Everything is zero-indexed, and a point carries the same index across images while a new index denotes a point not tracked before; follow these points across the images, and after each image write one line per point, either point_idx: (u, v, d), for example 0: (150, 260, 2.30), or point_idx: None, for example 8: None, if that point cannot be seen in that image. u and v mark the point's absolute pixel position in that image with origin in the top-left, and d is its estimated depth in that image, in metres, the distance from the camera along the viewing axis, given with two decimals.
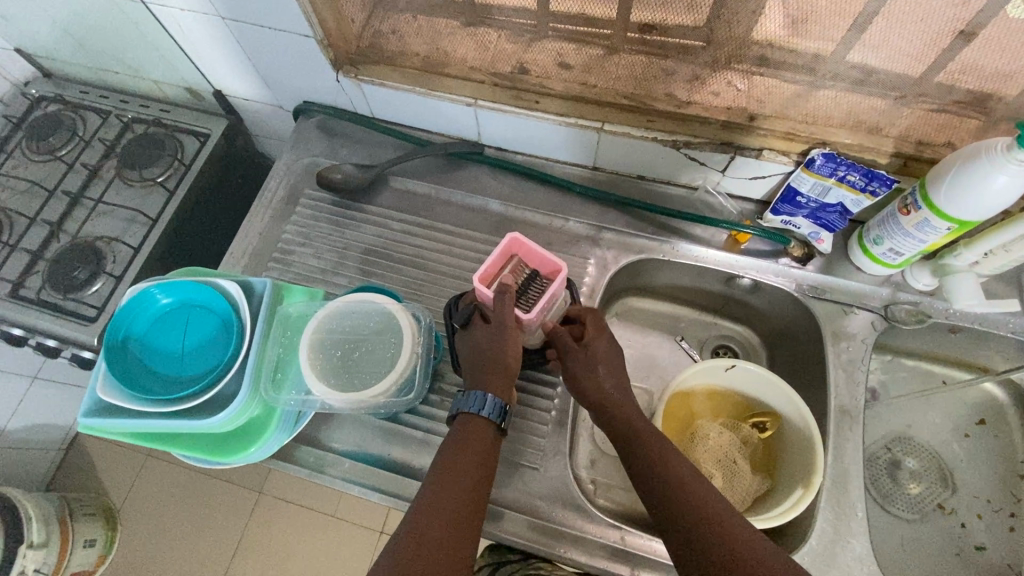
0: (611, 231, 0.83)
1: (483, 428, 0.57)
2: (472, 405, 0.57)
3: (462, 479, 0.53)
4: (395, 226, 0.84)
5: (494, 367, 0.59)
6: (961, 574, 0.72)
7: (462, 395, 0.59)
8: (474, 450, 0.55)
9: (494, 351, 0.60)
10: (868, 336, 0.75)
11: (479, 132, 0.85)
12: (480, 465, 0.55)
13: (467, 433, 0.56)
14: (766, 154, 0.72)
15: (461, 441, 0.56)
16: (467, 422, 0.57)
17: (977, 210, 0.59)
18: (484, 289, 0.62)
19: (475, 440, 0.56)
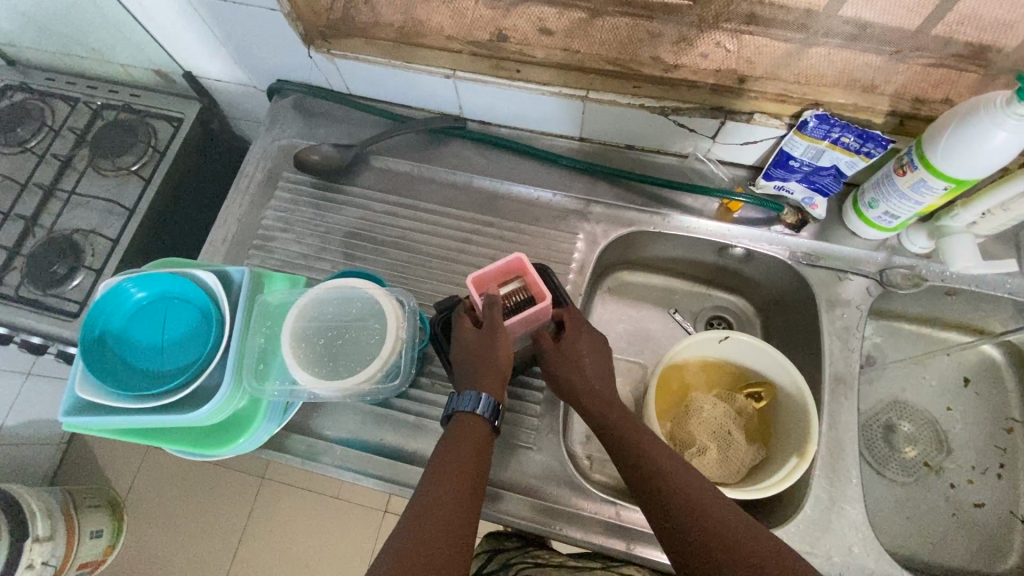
0: (600, 205, 0.80)
1: (478, 425, 0.56)
2: (467, 404, 0.56)
3: (461, 472, 0.52)
4: (378, 207, 0.81)
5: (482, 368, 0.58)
6: (954, 534, 0.73)
7: (457, 396, 0.57)
8: (471, 444, 0.55)
9: (482, 356, 0.58)
10: (863, 302, 0.73)
11: (459, 106, 0.82)
12: (477, 459, 0.54)
13: (461, 431, 0.56)
14: (757, 117, 0.69)
15: (455, 439, 0.55)
16: (460, 422, 0.56)
17: (975, 168, 0.57)
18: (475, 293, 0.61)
19: (471, 435, 0.55)
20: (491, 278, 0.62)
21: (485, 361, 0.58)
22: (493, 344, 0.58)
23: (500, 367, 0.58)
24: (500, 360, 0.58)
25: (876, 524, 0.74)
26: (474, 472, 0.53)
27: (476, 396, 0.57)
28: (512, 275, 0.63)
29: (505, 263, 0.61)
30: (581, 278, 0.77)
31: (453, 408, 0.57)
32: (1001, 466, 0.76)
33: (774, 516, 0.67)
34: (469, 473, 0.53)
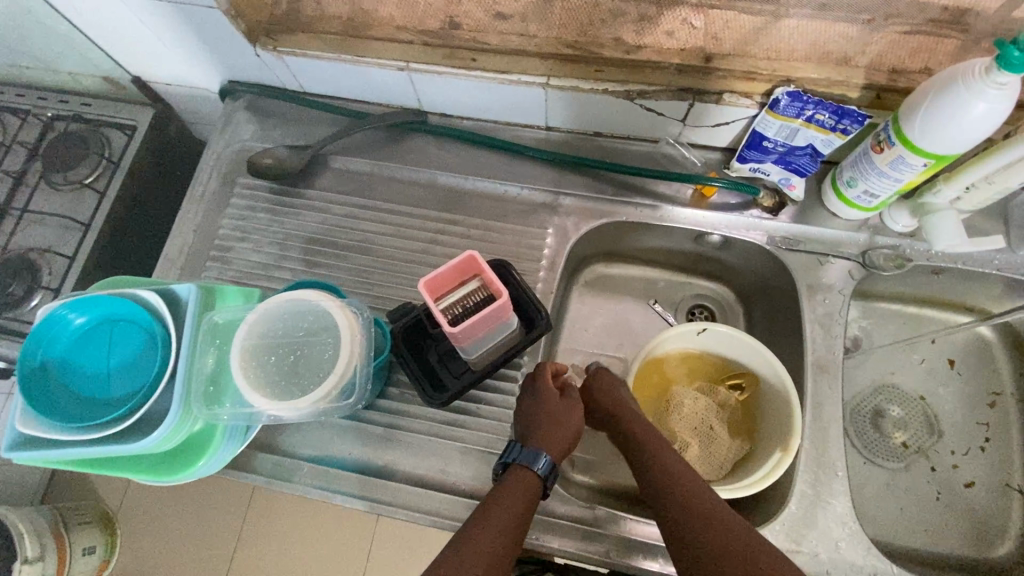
0: (570, 197, 0.77)
1: (529, 480, 0.58)
2: (532, 459, 0.59)
3: (504, 524, 0.53)
4: (338, 210, 0.78)
5: (548, 431, 0.61)
6: (944, 520, 0.71)
7: (521, 448, 0.60)
8: (521, 498, 0.56)
9: (548, 416, 0.62)
10: (845, 286, 0.70)
11: (418, 99, 0.78)
12: (521, 515, 0.55)
13: (515, 481, 0.58)
14: (727, 97, 0.65)
15: (507, 488, 0.57)
16: (516, 472, 0.58)
17: (955, 144, 0.54)
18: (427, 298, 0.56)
19: (523, 490, 0.57)
20: (442, 283, 0.58)
21: (559, 418, 0.62)
22: (574, 409, 0.64)
23: (569, 429, 0.62)
24: (572, 418, 0.63)
25: (865, 513, 0.72)
26: (513, 530, 0.53)
27: (537, 451, 0.59)
28: (467, 278, 0.59)
29: (455, 266, 0.58)
30: (552, 275, 0.74)
31: (512, 459, 0.59)
32: (987, 440, 0.74)
33: (759, 513, 0.65)
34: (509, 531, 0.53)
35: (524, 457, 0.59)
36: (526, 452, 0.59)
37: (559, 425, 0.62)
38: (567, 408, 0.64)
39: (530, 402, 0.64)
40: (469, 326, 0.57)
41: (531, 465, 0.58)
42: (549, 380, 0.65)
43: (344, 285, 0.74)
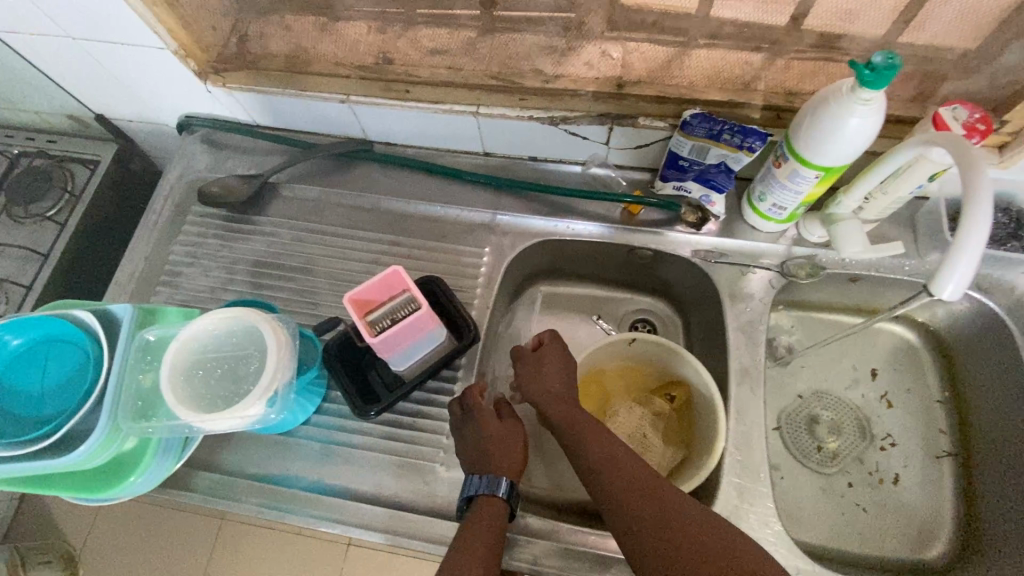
0: (506, 216, 0.80)
1: (494, 507, 0.60)
2: (488, 488, 0.60)
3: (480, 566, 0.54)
4: (285, 234, 0.81)
5: (500, 458, 0.63)
6: (872, 526, 0.72)
7: (480, 479, 0.61)
8: (491, 528, 0.58)
9: (500, 446, 0.64)
10: (766, 296, 0.74)
11: (363, 129, 0.83)
12: (494, 542, 0.57)
13: (481, 513, 0.59)
14: (642, 120, 0.70)
15: (474, 523, 0.58)
16: (479, 505, 0.60)
17: (837, 156, 0.58)
18: (351, 313, 0.58)
19: (490, 518, 0.59)
20: (369, 298, 0.60)
21: (500, 442, 0.64)
22: (517, 428, 0.66)
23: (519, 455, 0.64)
24: (514, 434, 0.66)
25: (788, 520, 0.73)
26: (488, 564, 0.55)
27: (498, 477, 0.61)
28: (396, 292, 0.61)
29: (381, 280, 0.60)
30: (489, 291, 0.77)
31: (472, 493, 0.61)
32: (891, 442, 0.77)
33: None
34: (484, 566, 0.55)
35: (486, 486, 0.61)
36: (487, 480, 0.61)
37: (505, 447, 0.64)
38: (511, 431, 0.66)
39: (473, 432, 0.65)
40: (388, 336, 0.59)
41: (495, 493, 0.60)
42: (483, 405, 0.66)
43: (288, 305, 0.76)
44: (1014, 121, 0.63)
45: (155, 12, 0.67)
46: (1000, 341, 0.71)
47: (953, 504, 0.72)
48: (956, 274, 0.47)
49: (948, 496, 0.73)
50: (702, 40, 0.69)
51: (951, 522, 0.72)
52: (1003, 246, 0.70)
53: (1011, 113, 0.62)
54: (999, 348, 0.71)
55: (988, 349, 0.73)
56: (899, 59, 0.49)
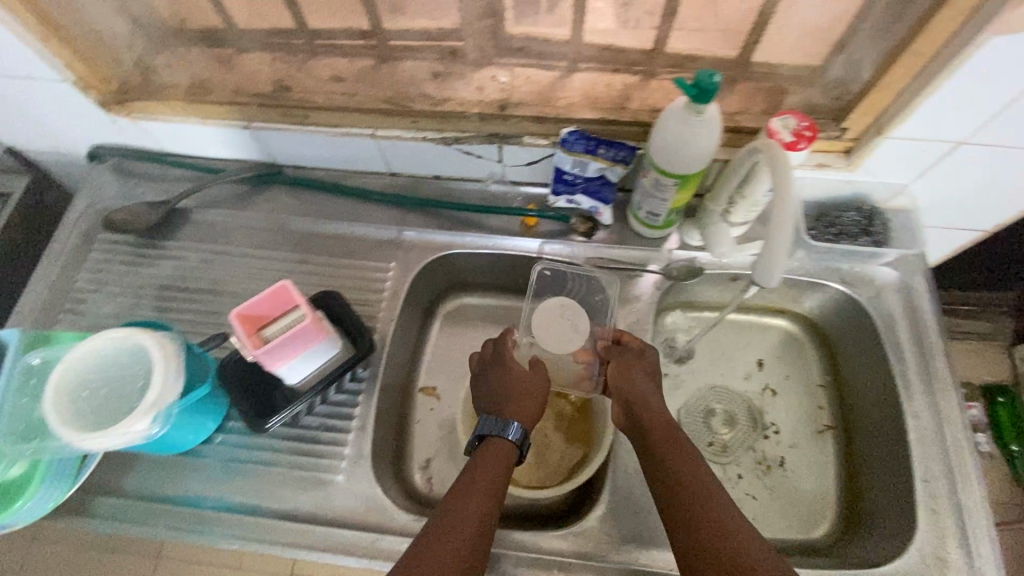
0: (411, 232, 0.84)
1: (504, 447, 0.64)
2: (497, 429, 0.65)
3: (481, 504, 0.58)
4: (193, 258, 0.83)
5: (518, 405, 0.68)
6: (761, 512, 0.77)
7: (494, 421, 0.66)
8: (498, 466, 0.62)
9: (518, 394, 0.68)
10: (653, 297, 0.80)
11: (270, 153, 0.86)
12: (500, 479, 0.61)
13: (492, 451, 0.63)
14: (528, 138, 0.75)
15: (483, 458, 0.63)
16: (489, 443, 0.64)
17: (685, 165, 0.63)
18: (235, 326, 0.59)
19: (498, 455, 0.63)
20: (256, 311, 0.61)
21: (526, 387, 0.69)
22: (540, 383, 0.70)
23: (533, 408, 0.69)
24: (540, 388, 0.70)
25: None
26: (489, 502, 0.58)
27: (508, 421, 0.65)
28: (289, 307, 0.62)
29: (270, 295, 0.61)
30: (394, 304, 0.79)
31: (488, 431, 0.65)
32: (775, 431, 0.82)
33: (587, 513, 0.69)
34: (487, 503, 0.58)
35: (497, 428, 0.65)
36: (498, 423, 0.65)
37: (523, 400, 0.68)
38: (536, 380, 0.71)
39: (496, 372, 0.71)
40: (270, 348, 0.60)
41: (505, 435, 0.64)
42: (511, 359, 0.72)
43: (195, 326, 0.78)
44: (853, 128, 0.69)
45: (51, 46, 0.70)
46: (866, 328, 0.77)
47: (835, 483, 0.78)
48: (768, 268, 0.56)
49: (830, 476, 0.78)
50: (582, 64, 0.76)
51: (833, 499, 0.77)
52: (856, 240, 0.76)
53: (849, 120, 0.69)
54: (865, 335, 0.77)
55: (858, 337, 0.79)
56: (718, 78, 0.54)
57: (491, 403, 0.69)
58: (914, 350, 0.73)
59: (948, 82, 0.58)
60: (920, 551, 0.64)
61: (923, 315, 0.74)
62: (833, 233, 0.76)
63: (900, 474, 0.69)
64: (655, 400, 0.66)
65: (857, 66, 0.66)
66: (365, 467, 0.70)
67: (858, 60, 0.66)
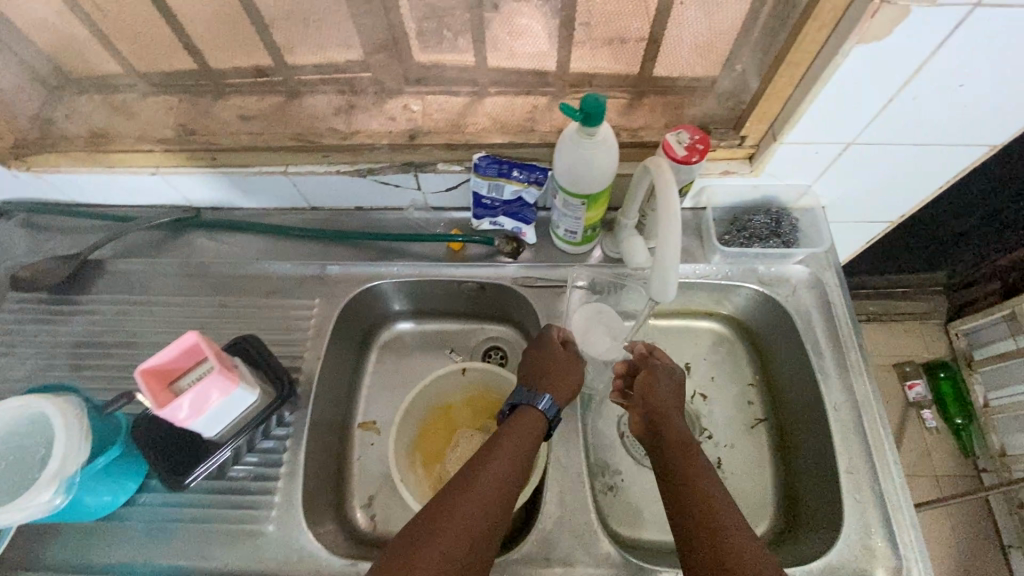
0: (335, 266, 0.83)
1: (536, 418, 0.67)
2: (533, 400, 0.68)
3: (506, 464, 0.61)
4: (110, 311, 0.80)
5: (551, 380, 0.71)
6: None
7: (530, 392, 0.69)
8: (529, 435, 0.65)
9: (552, 373, 0.72)
10: (579, 311, 0.80)
11: (186, 197, 0.84)
12: (528, 449, 0.64)
13: (525, 419, 0.67)
14: (441, 166, 0.75)
15: (516, 426, 0.66)
16: (523, 411, 0.68)
17: (588, 185, 0.65)
18: (141, 386, 0.57)
19: (529, 424, 0.66)
20: (165, 368, 0.59)
21: (567, 372, 0.72)
22: (576, 368, 0.73)
23: (568, 388, 0.71)
24: (578, 375, 0.73)
25: (621, 523, 0.77)
26: (514, 464, 0.61)
27: (540, 393, 0.69)
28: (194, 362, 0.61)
29: (175, 352, 0.59)
30: (320, 341, 0.78)
31: (521, 401, 0.69)
32: (709, 435, 0.82)
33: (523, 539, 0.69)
34: (513, 461, 0.61)
35: (530, 399, 0.69)
36: (529, 394, 0.69)
37: (558, 375, 0.72)
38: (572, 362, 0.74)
39: (534, 351, 0.75)
40: (177, 407, 0.58)
41: (534, 403, 0.68)
42: (553, 340, 0.75)
43: (111, 383, 0.75)
44: (751, 136, 0.72)
45: None
46: (787, 325, 0.79)
47: (773, 479, 0.79)
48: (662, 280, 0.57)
49: (768, 473, 0.79)
50: (492, 89, 0.76)
51: (772, 496, 0.78)
52: (766, 243, 0.78)
53: (746, 129, 0.71)
54: (787, 332, 0.79)
55: (780, 335, 0.81)
56: (602, 99, 0.56)
57: (527, 376, 0.73)
58: (831, 344, 0.76)
59: (825, 89, 0.60)
60: (849, 543, 0.65)
61: (835, 308, 0.77)
62: (745, 237, 0.79)
63: (828, 466, 0.71)
64: (677, 417, 0.68)
65: (744, 78, 0.69)
66: (295, 514, 0.68)
67: (745, 71, 0.68)
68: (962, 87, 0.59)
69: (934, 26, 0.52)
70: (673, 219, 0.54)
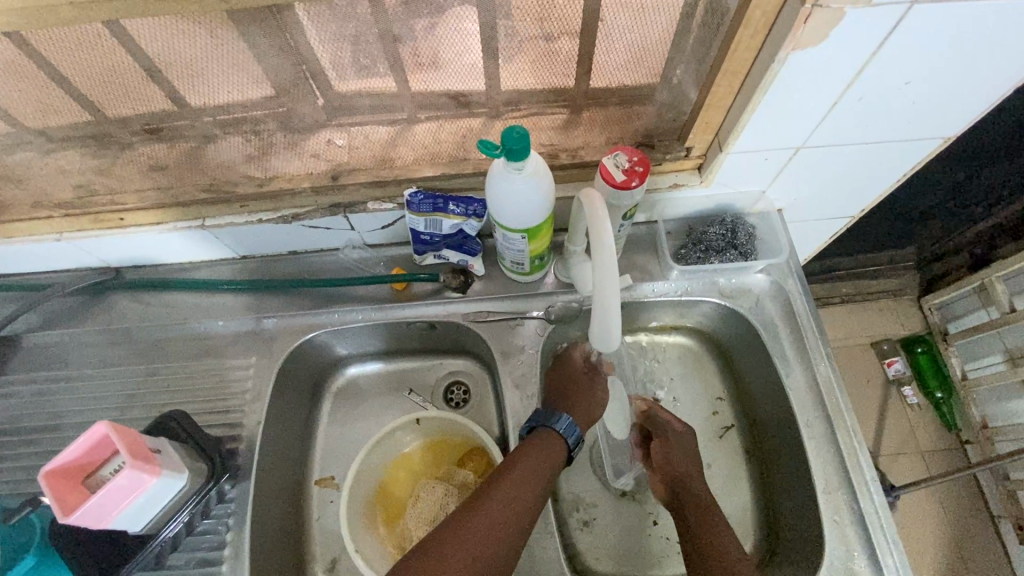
0: (271, 318, 0.77)
1: (558, 445, 0.63)
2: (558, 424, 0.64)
3: (523, 483, 0.58)
4: (27, 391, 0.74)
5: (577, 406, 0.67)
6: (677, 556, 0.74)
7: (553, 417, 0.65)
8: (548, 454, 0.62)
9: (580, 396, 0.67)
10: (535, 344, 0.75)
11: (99, 259, 0.77)
12: (545, 468, 0.61)
13: (543, 440, 0.63)
14: (372, 204, 0.72)
15: (536, 447, 0.62)
16: (544, 433, 0.64)
17: (523, 218, 0.60)
18: (48, 490, 0.51)
19: (549, 447, 0.62)
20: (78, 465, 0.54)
21: (591, 403, 0.67)
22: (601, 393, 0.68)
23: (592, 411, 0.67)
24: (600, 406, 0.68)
25: (598, 562, 0.73)
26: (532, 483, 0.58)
27: (563, 414, 0.64)
28: (107, 455, 0.55)
29: (84, 444, 0.53)
30: (259, 402, 0.73)
31: (541, 423, 0.65)
32: None
33: None
34: (531, 484, 0.58)
35: (553, 423, 0.64)
36: (548, 416, 0.65)
37: (583, 401, 0.67)
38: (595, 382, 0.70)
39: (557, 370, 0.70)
40: (87, 508, 0.51)
41: (556, 429, 0.64)
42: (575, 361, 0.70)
43: (30, 473, 0.68)
44: (697, 147, 0.68)
45: None
46: (753, 338, 0.75)
47: (753, 502, 0.74)
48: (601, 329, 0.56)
49: (748, 495, 0.75)
50: (421, 115, 0.67)
51: (753, 519, 0.74)
52: (723, 256, 0.74)
53: (691, 140, 0.68)
54: (754, 345, 0.75)
55: (745, 347, 0.78)
56: (517, 129, 0.51)
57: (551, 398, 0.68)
58: (799, 356, 0.72)
59: (765, 97, 0.56)
60: (831, 570, 0.62)
61: (801, 318, 0.74)
62: (701, 253, 0.75)
63: (805, 487, 0.68)
64: (698, 482, 0.66)
65: (681, 89, 0.64)
66: None
67: (682, 82, 0.64)
68: (908, 85, 0.56)
69: (873, 26, 0.48)
70: (610, 266, 0.51)
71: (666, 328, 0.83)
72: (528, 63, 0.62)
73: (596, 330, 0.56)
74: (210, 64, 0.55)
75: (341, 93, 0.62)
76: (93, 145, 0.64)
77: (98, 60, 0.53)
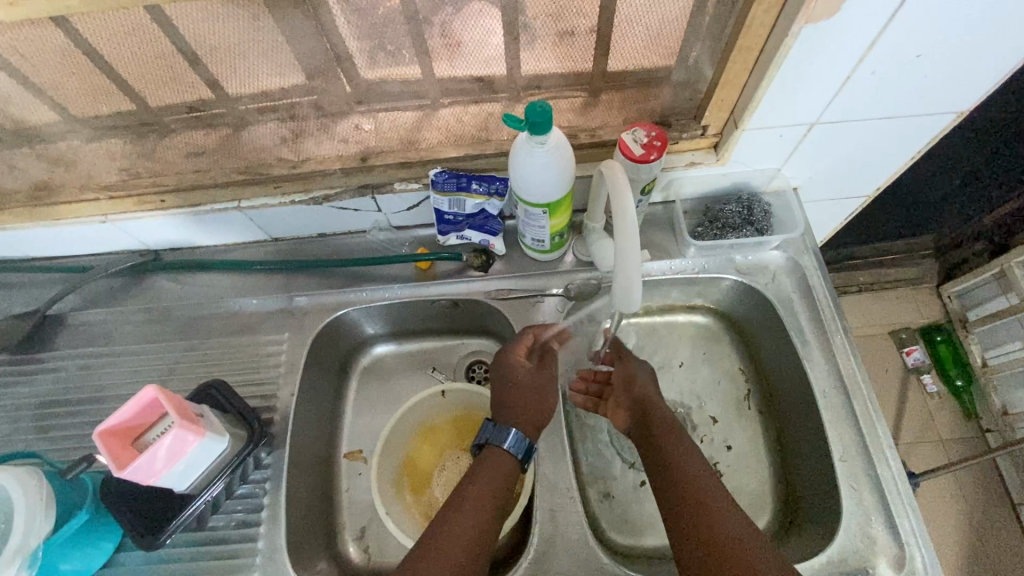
0: (302, 297, 0.80)
1: (504, 459, 0.63)
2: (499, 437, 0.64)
3: (473, 512, 0.59)
4: (73, 365, 0.78)
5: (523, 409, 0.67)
6: None
7: (492, 429, 0.65)
8: (497, 475, 0.62)
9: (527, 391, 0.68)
10: (556, 321, 0.78)
11: (139, 241, 0.81)
12: (495, 491, 0.61)
13: (488, 464, 0.63)
14: (398, 185, 0.74)
15: (482, 468, 0.63)
16: (490, 452, 0.64)
17: (545, 194, 0.63)
18: (100, 448, 0.54)
19: (494, 468, 0.62)
20: (128, 427, 0.57)
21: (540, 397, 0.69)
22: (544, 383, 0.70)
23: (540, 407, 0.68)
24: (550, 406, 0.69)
25: (617, 531, 0.75)
26: (484, 509, 0.59)
27: (504, 428, 0.65)
28: (154, 419, 0.58)
29: (135, 408, 0.56)
30: (291, 376, 0.76)
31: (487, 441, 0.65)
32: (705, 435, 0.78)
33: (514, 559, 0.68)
34: (482, 509, 0.59)
35: (495, 436, 0.65)
36: (496, 429, 0.65)
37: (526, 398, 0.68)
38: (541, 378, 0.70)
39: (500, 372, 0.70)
40: (138, 467, 0.55)
41: (502, 443, 0.64)
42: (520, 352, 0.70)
43: (79, 440, 0.73)
44: (712, 126, 0.70)
45: None
46: (769, 314, 0.77)
47: (771, 473, 0.76)
48: (625, 292, 0.58)
49: (766, 467, 0.76)
50: (444, 100, 0.71)
51: (771, 490, 0.75)
52: (740, 232, 0.76)
53: (706, 118, 0.69)
54: (770, 321, 0.77)
55: (762, 323, 0.79)
56: (543, 103, 0.54)
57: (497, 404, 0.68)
58: (815, 330, 0.74)
59: (779, 73, 0.58)
60: (849, 536, 0.63)
61: (818, 292, 0.75)
62: (717, 229, 0.77)
63: (823, 456, 0.69)
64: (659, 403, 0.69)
65: (697, 68, 0.66)
66: (281, 559, 0.66)
67: (697, 62, 0.66)
68: (920, 58, 0.57)
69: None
70: (634, 233, 0.54)
71: (684, 307, 0.85)
72: (546, 46, 0.65)
73: (618, 296, 0.59)
74: (249, 49, 0.59)
75: (370, 78, 0.66)
76: (137, 133, 0.69)
77: (145, 47, 0.56)
